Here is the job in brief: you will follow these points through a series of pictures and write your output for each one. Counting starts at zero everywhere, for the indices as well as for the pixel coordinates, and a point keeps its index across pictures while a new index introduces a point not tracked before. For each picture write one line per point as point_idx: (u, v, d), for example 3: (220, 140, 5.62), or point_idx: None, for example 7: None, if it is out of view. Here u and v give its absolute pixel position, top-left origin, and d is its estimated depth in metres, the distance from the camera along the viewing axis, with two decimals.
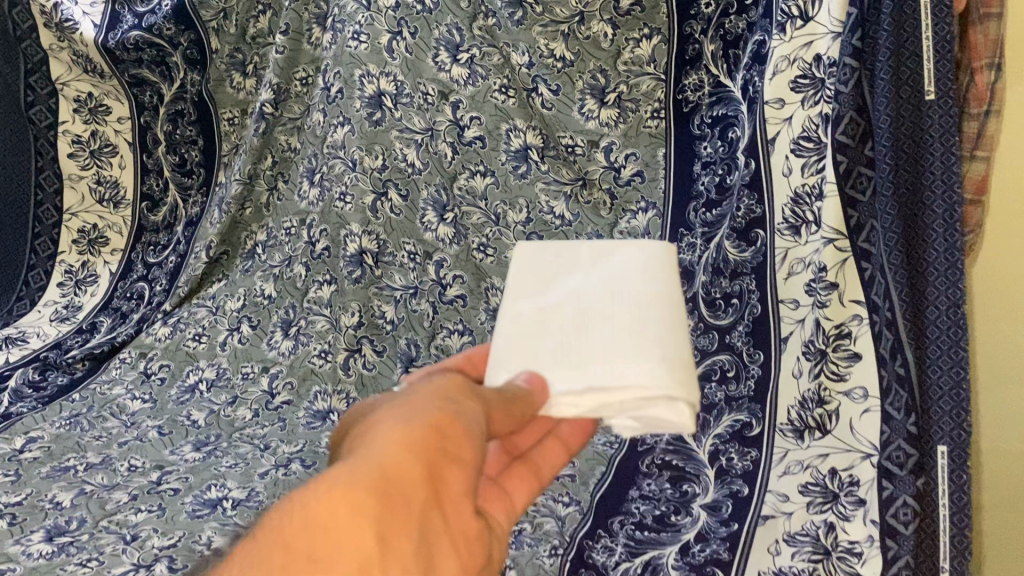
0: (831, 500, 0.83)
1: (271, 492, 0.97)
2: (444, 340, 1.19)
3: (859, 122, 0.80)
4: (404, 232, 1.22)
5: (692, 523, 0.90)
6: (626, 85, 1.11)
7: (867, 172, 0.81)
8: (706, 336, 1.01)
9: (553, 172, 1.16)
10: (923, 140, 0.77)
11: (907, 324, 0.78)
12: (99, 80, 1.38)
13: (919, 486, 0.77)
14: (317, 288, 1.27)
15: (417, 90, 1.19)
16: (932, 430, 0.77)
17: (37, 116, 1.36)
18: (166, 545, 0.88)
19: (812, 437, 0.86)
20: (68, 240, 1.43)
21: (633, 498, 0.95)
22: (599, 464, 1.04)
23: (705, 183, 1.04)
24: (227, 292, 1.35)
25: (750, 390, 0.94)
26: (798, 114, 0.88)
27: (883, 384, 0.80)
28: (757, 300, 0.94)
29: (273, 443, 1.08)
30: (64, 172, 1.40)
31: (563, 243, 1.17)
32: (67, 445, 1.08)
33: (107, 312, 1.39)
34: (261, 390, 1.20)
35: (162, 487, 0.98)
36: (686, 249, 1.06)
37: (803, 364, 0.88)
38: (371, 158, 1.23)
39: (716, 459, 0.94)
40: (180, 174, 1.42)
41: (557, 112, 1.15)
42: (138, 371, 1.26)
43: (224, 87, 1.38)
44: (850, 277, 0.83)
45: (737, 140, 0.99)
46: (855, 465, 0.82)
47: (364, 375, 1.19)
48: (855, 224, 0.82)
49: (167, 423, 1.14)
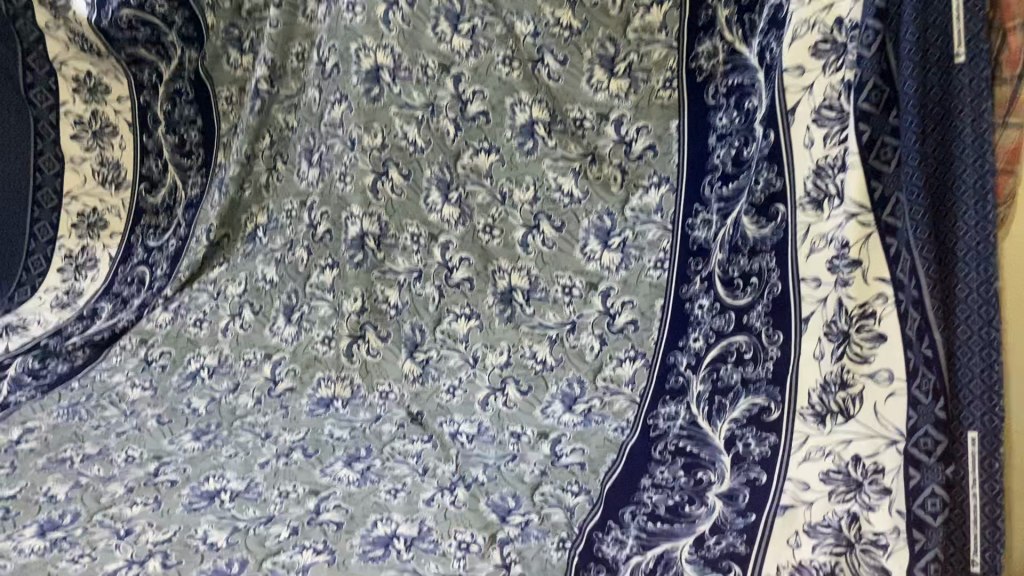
0: (854, 489, 0.78)
1: (271, 482, 0.93)
2: (451, 324, 1.16)
3: (883, 88, 0.77)
4: (407, 213, 1.20)
5: (707, 514, 0.85)
6: (636, 54, 1.08)
7: (891, 141, 0.77)
8: (722, 317, 0.96)
9: (561, 147, 1.13)
10: (953, 106, 0.72)
11: (935, 303, 0.74)
12: (97, 59, 1.35)
13: (948, 475, 0.73)
14: (320, 272, 1.24)
15: (416, 63, 1.17)
16: (962, 415, 0.72)
17: (37, 97, 1.31)
18: (161, 540, 0.85)
19: (834, 421, 0.80)
20: (68, 224, 1.37)
21: (645, 488, 0.90)
22: (609, 451, 0.98)
23: (721, 156, 0.99)
24: (229, 277, 1.32)
25: (769, 372, 0.88)
26: (819, 82, 0.84)
27: (910, 365, 0.75)
28: (776, 279, 0.89)
29: (275, 432, 1.05)
30: (66, 154, 1.35)
31: (573, 222, 1.13)
32: (64, 436, 1.06)
33: (107, 297, 1.35)
34: (264, 376, 1.17)
35: (159, 479, 0.96)
36: (701, 226, 1.02)
37: (825, 346, 0.82)
38: (370, 137, 1.20)
39: (733, 445, 0.88)
40: (179, 155, 1.39)
41: (564, 84, 1.12)
42: (138, 358, 1.23)
43: (220, 64, 1.35)
44: (874, 254, 0.78)
45: (754, 110, 0.94)
46: (880, 452, 0.77)
47: (369, 361, 1.17)
48: (880, 198, 0.77)
49: (167, 412, 1.11)
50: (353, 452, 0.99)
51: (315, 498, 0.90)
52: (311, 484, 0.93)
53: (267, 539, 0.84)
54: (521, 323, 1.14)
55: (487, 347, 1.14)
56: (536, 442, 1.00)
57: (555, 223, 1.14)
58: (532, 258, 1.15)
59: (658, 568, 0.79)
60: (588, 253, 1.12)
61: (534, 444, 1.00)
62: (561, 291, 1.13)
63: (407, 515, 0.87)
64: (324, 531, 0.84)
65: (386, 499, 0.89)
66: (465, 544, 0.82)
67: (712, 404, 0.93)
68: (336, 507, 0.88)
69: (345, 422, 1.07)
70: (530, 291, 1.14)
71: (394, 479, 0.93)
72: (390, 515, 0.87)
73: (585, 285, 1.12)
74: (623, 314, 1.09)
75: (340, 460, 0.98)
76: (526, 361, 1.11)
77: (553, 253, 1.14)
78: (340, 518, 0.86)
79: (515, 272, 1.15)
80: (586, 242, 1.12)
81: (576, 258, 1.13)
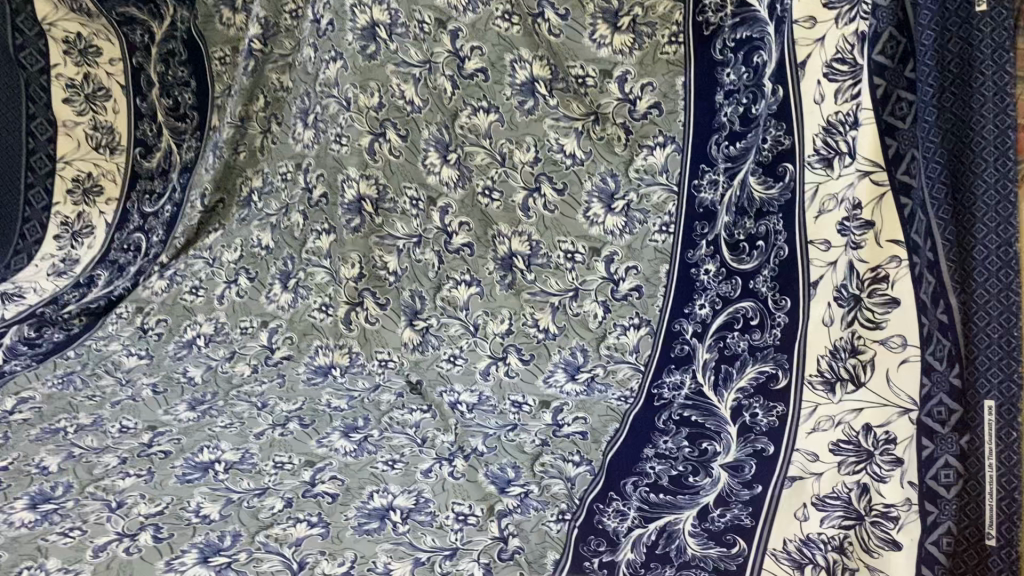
0: (865, 459, 0.76)
1: (266, 454, 0.91)
2: (451, 291, 1.13)
3: (899, 41, 0.75)
4: (406, 175, 1.16)
5: (711, 485, 0.82)
6: (642, 7, 1.02)
7: (908, 97, 0.75)
8: (728, 283, 0.95)
9: (563, 107, 1.08)
10: (972, 59, 0.69)
11: (951, 266, 0.71)
12: (87, 19, 1.31)
13: (962, 445, 0.69)
14: (315, 237, 1.22)
15: (412, 19, 1.11)
16: (978, 383, 0.69)
17: (27, 59, 1.30)
18: (153, 513, 0.83)
19: (844, 389, 0.79)
20: (63, 189, 1.36)
21: (648, 458, 0.87)
22: (613, 421, 0.95)
23: (728, 113, 0.97)
24: (225, 244, 1.29)
25: (775, 339, 0.87)
26: (832, 33, 0.82)
27: (924, 332, 0.73)
28: (783, 242, 0.87)
29: (272, 401, 1.03)
30: (59, 118, 1.34)
31: (576, 184, 1.09)
32: (58, 406, 1.03)
33: (104, 265, 1.32)
34: (260, 345, 1.16)
35: (153, 450, 0.94)
36: (707, 187, 0.99)
37: (834, 311, 0.82)
38: (366, 96, 1.16)
39: (739, 415, 0.87)
40: (174, 119, 1.35)
41: (567, 39, 1.05)
42: (135, 326, 1.21)
43: (212, 23, 1.29)
44: (886, 215, 0.77)
45: (764, 67, 0.91)
46: (892, 421, 0.75)
47: (367, 328, 1.16)
48: (894, 155, 0.76)
49: (163, 380, 1.09)
50: (350, 422, 0.97)
51: (311, 469, 0.88)
52: (307, 455, 0.91)
53: (260, 512, 0.82)
54: (522, 290, 1.11)
55: (487, 314, 1.11)
56: (538, 411, 0.99)
57: (557, 186, 1.10)
58: (533, 222, 1.11)
59: (660, 541, 0.76)
60: (591, 216, 1.08)
61: (535, 413, 0.98)
62: (564, 256, 1.09)
63: (404, 486, 0.84)
64: (318, 504, 0.82)
65: (383, 470, 0.87)
66: (462, 516, 0.80)
67: (718, 372, 0.91)
68: (331, 479, 0.86)
69: (343, 390, 1.05)
70: (531, 256, 1.11)
71: (392, 449, 0.91)
72: (386, 486, 0.84)
73: (589, 251, 1.08)
74: (626, 280, 1.07)
75: (337, 430, 0.95)
76: (528, 330, 1.09)
77: (555, 218, 1.10)
78: (335, 490, 0.84)
79: (515, 236, 1.12)
80: (589, 205, 1.08)
81: (579, 222, 1.09)
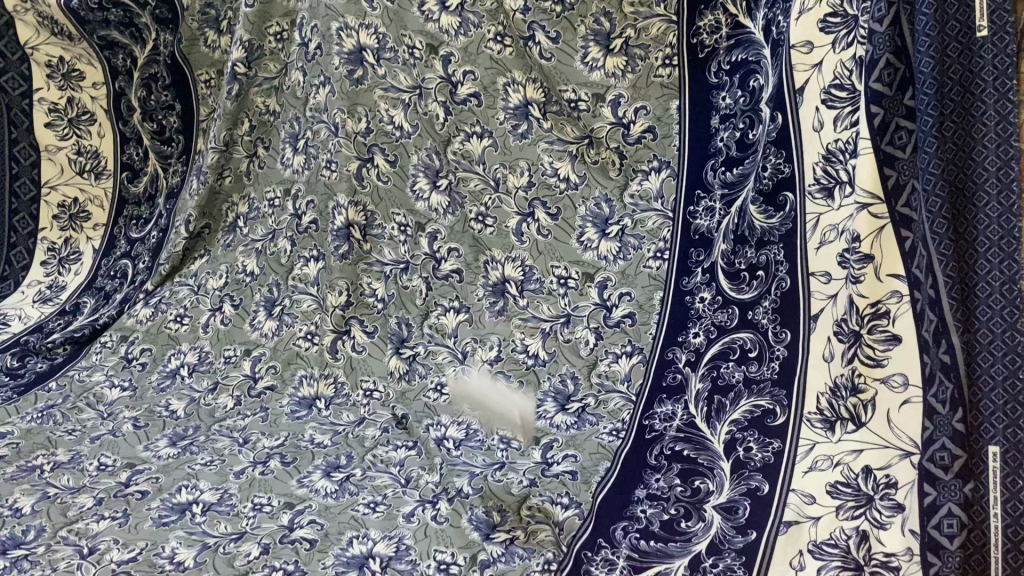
0: (864, 504, 0.71)
1: (245, 494, 0.88)
2: (438, 318, 1.10)
3: (896, 67, 0.71)
4: (393, 201, 1.13)
5: (704, 531, 0.77)
6: (633, 29, 1.05)
7: (907, 125, 0.71)
8: (725, 311, 0.92)
9: (557, 131, 1.09)
10: (973, 86, 0.66)
11: (953, 304, 0.67)
12: (69, 43, 1.29)
13: (966, 493, 0.66)
14: (303, 264, 1.18)
15: (402, 44, 1.10)
16: (983, 427, 0.65)
17: (9, 83, 1.29)
18: (126, 559, 0.78)
19: (844, 429, 0.75)
20: (49, 215, 1.35)
21: (639, 501, 0.83)
22: (603, 458, 0.91)
23: (725, 139, 0.98)
24: (210, 270, 1.27)
25: (773, 372, 0.83)
26: (829, 59, 0.79)
27: (926, 372, 0.69)
28: (785, 273, 0.84)
29: (254, 437, 1.00)
30: (42, 142, 1.33)
31: (569, 209, 1.09)
32: (37, 442, 0.99)
33: (90, 293, 1.30)
34: (243, 373, 1.13)
35: (130, 490, 0.90)
36: (703, 214, 0.99)
37: (835, 346, 0.77)
38: (353, 121, 1.13)
39: (733, 451, 0.82)
40: (160, 143, 1.33)
41: (558, 62, 1.07)
42: (118, 356, 1.18)
43: (197, 46, 1.28)
44: (886, 248, 0.73)
45: (760, 89, 0.91)
46: (893, 464, 0.71)
47: (354, 358, 1.11)
48: (894, 186, 0.72)
49: (144, 415, 1.06)
50: (332, 460, 0.94)
51: (289, 512, 0.85)
52: (287, 496, 0.88)
53: (236, 558, 0.78)
54: (513, 316, 1.08)
55: (475, 341, 1.08)
56: (527, 449, 0.95)
57: (550, 211, 1.09)
58: (527, 248, 1.10)
59: None
60: (584, 242, 1.08)
61: (524, 451, 0.95)
62: (556, 281, 1.08)
63: (385, 532, 0.81)
64: (295, 551, 0.79)
65: (364, 513, 0.84)
66: (444, 566, 0.77)
67: (710, 404, 0.87)
68: (310, 523, 0.83)
69: (327, 425, 1.02)
70: (524, 282, 1.09)
71: (375, 489, 0.88)
72: (367, 532, 0.81)
73: (582, 276, 1.07)
74: (619, 307, 1.05)
75: (319, 469, 0.93)
76: (517, 355, 1.06)
77: (548, 242, 1.09)
78: (313, 536, 0.81)
79: (508, 262, 1.10)
80: (583, 230, 1.08)
81: (572, 247, 1.08)
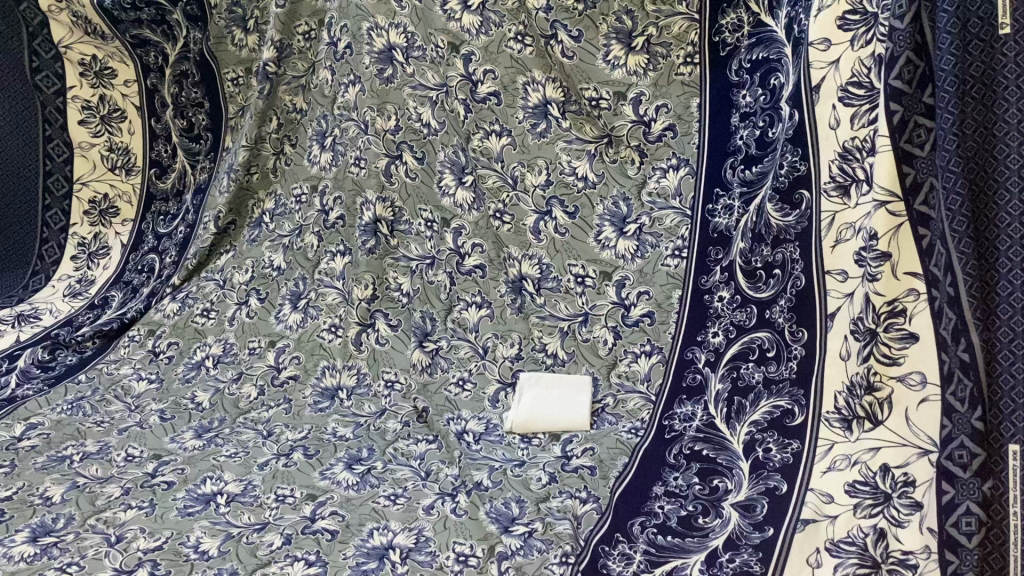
0: (881, 502, 0.71)
1: (268, 486, 0.90)
2: (461, 313, 1.11)
3: (916, 65, 0.71)
4: (422, 198, 1.15)
5: (721, 526, 0.77)
6: (655, 27, 1.06)
7: (926, 122, 0.71)
8: (743, 310, 0.92)
9: (576, 129, 1.10)
10: (995, 84, 0.66)
11: (974, 301, 0.67)
12: (102, 42, 1.31)
13: (985, 491, 0.65)
14: (330, 259, 1.19)
15: (429, 42, 1.11)
16: (1003, 426, 0.65)
17: (44, 82, 1.31)
18: (151, 547, 0.80)
19: (861, 427, 0.75)
20: (79, 211, 1.37)
21: (657, 496, 0.83)
22: (623, 454, 0.92)
23: (744, 136, 0.98)
24: (236, 265, 1.28)
25: (792, 372, 0.83)
26: (847, 56, 0.79)
27: (945, 370, 0.69)
28: (801, 271, 0.84)
29: (277, 430, 1.01)
30: (74, 140, 1.36)
31: (587, 207, 1.10)
32: (67, 433, 1.01)
33: (118, 287, 1.32)
34: (266, 364, 1.14)
35: (156, 480, 0.91)
36: (722, 211, 0.99)
37: (852, 345, 0.77)
38: (383, 119, 1.15)
39: (752, 450, 0.82)
40: (188, 140, 1.36)
41: (580, 60, 1.08)
42: (146, 349, 1.20)
43: (225, 45, 1.30)
44: (903, 246, 0.73)
45: (781, 87, 0.91)
46: (909, 462, 0.71)
47: (377, 350, 1.12)
48: (912, 184, 0.72)
49: (171, 407, 1.07)
50: (354, 453, 0.95)
51: (311, 503, 0.86)
52: (309, 488, 0.89)
53: (259, 548, 0.79)
54: (532, 314, 1.09)
55: (497, 337, 1.09)
56: (548, 444, 0.96)
57: (568, 209, 1.11)
58: (543, 245, 1.11)
59: None
60: (602, 241, 1.09)
61: (545, 446, 0.95)
62: (573, 279, 1.09)
63: (405, 523, 0.82)
64: (317, 541, 0.80)
65: (384, 505, 0.85)
66: (463, 558, 0.77)
67: (731, 404, 0.87)
68: (332, 514, 0.84)
69: (350, 417, 1.03)
70: (541, 279, 1.10)
71: (395, 483, 0.89)
72: (387, 523, 0.82)
73: (600, 275, 1.09)
74: (638, 306, 1.06)
75: (341, 462, 0.94)
76: (537, 355, 1.07)
77: (566, 240, 1.10)
78: (335, 527, 0.82)
79: (526, 260, 1.11)
80: (601, 229, 1.09)
81: (590, 246, 1.10)
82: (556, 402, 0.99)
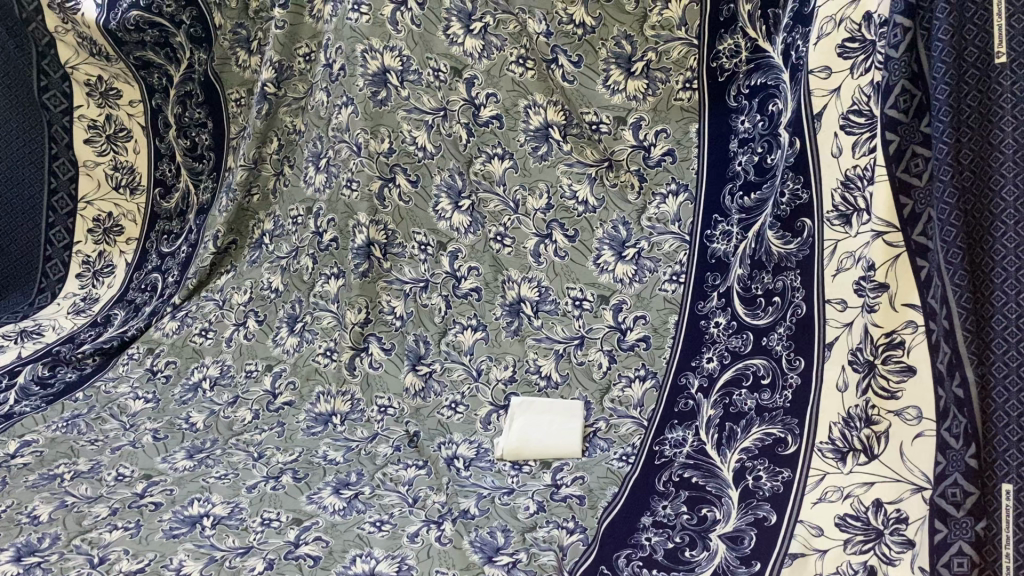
0: (873, 538, 0.69)
1: (254, 510, 0.89)
2: (456, 336, 1.11)
3: (911, 93, 0.70)
4: (415, 221, 1.14)
5: (708, 560, 0.75)
6: (655, 52, 1.06)
7: (923, 152, 0.70)
8: (739, 336, 0.90)
9: (576, 153, 1.10)
10: (991, 115, 0.65)
11: (968, 336, 0.66)
12: (107, 63, 1.31)
13: (978, 531, 0.64)
14: (324, 281, 1.18)
15: (427, 67, 1.11)
16: (996, 464, 0.64)
17: (51, 100, 1.32)
18: (133, 569, 0.79)
19: (855, 460, 0.72)
20: (84, 229, 1.39)
21: (644, 527, 0.81)
22: (613, 484, 0.90)
23: (742, 162, 0.97)
24: (235, 285, 1.28)
25: (785, 401, 0.81)
26: (847, 83, 0.78)
27: (941, 406, 0.67)
28: (801, 299, 0.82)
29: (268, 452, 1.01)
30: (80, 158, 1.36)
31: (587, 231, 1.10)
32: (59, 450, 1.01)
33: (120, 305, 1.32)
34: (263, 389, 1.14)
35: (144, 501, 0.91)
36: (721, 237, 0.98)
37: (849, 375, 0.75)
38: (375, 142, 1.13)
39: (742, 478, 0.80)
40: (191, 159, 1.37)
41: (580, 85, 1.09)
42: (144, 368, 1.20)
43: (229, 65, 1.32)
44: (901, 276, 0.71)
45: (779, 113, 0.91)
46: (904, 498, 0.68)
47: (371, 374, 1.11)
48: (909, 215, 0.70)
49: (165, 427, 1.07)
50: (343, 478, 0.94)
51: (297, 528, 0.85)
52: (295, 512, 0.88)
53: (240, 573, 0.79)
54: (528, 335, 1.09)
55: (492, 359, 1.08)
56: (538, 472, 0.94)
57: (568, 233, 1.10)
58: (544, 269, 1.10)
59: None
60: (601, 264, 1.09)
61: (535, 474, 0.94)
62: (570, 303, 1.08)
63: (388, 551, 0.81)
64: (298, 567, 0.79)
65: (369, 532, 0.84)
66: None
67: (722, 430, 0.86)
68: (315, 540, 0.83)
69: (341, 441, 1.02)
70: (540, 302, 1.09)
71: (381, 508, 0.88)
72: (370, 550, 0.81)
73: (597, 299, 1.08)
74: (634, 329, 1.04)
75: (328, 486, 0.93)
76: (530, 377, 1.06)
77: (566, 264, 1.10)
78: (318, 553, 0.81)
79: (526, 282, 1.10)
80: (600, 253, 1.09)
81: (589, 269, 1.09)
82: (547, 428, 0.98)
